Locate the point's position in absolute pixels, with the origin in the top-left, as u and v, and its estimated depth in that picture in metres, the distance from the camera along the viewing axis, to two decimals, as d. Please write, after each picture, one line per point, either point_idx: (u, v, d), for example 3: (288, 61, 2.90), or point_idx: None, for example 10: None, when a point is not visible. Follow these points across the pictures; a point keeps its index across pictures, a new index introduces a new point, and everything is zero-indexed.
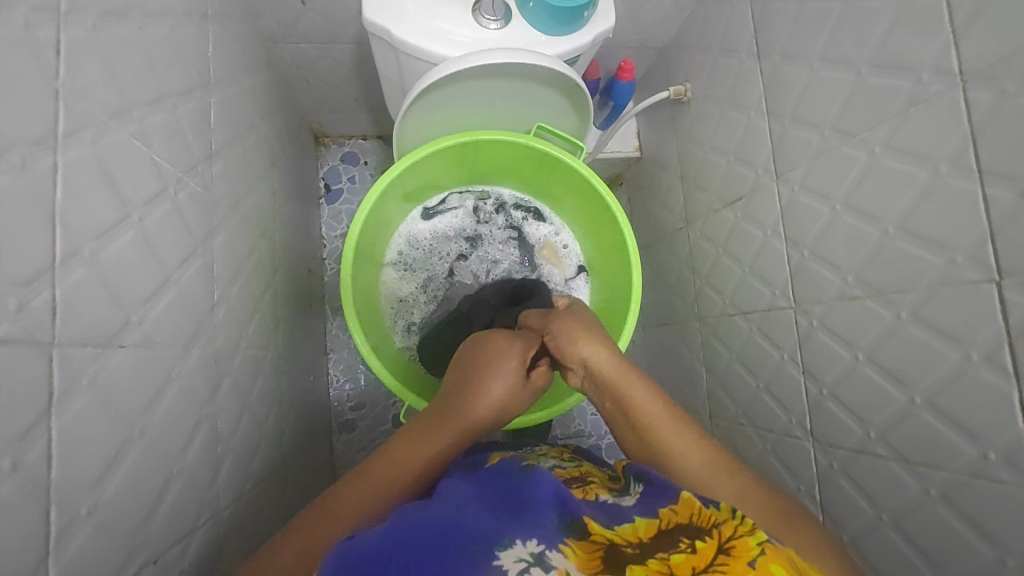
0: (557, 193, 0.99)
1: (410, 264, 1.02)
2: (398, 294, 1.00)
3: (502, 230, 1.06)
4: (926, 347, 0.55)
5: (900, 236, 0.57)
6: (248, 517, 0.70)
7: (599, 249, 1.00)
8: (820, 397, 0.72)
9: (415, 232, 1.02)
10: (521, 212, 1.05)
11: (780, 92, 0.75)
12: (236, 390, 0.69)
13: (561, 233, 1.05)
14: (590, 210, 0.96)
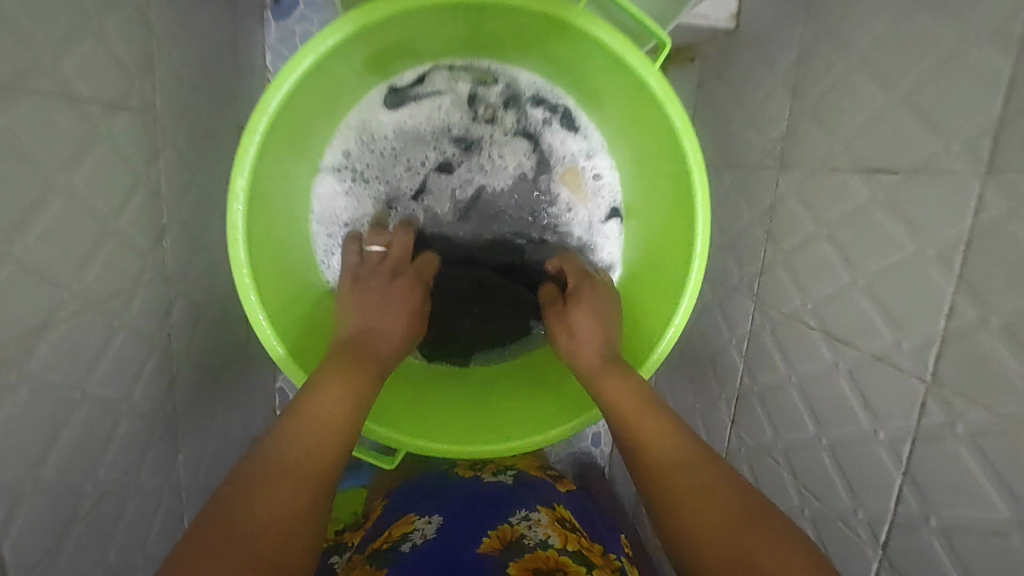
0: (598, 93, 0.75)
1: (359, 166, 0.82)
2: (337, 208, 0.82)
3: (512, 133, 0.84)
4: (969, 478, 0.45)
5: (998, 336, 0.43)
6: (158, 461, 0.65)
7: (640, 186, 0.79)
8: (814, 441, 0.62)
9: (373, 122, 0.81)
10: (542, 110, 0.83)
11: (907, 47, 0.51)
12: (130, 338, 0.58)
13: (595, 155, 0.84)
14: (644, 135, 0.72)
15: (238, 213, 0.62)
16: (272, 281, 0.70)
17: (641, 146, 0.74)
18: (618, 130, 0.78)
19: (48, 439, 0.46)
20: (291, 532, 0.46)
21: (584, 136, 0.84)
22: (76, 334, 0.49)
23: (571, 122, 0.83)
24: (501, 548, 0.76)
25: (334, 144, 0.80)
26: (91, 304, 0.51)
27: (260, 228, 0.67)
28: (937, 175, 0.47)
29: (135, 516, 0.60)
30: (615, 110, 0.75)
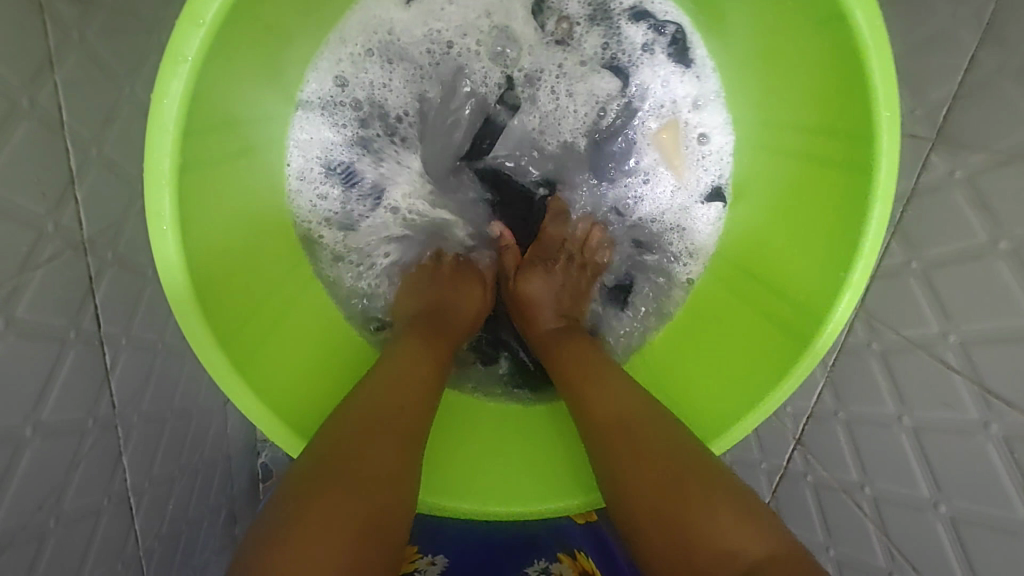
0: (725, 5, 0.55)
1: (366, 88, 0.63)
2: (332, 146, 0.64)
3: (597, 61, 0.63)
4: (994, 480, 0.45)
5: None
6: (164, 391, 0.62)
7: (770, 160, 0.58)
8: (828, 415, 0.59)
9: (391, 28, 0.62)
10: (642, 33, 0.62)
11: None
12: (131, 269, 0.53)
13: (702, 105, 0.62)
14: (802, 86, 0.51)
15: (162, 143, 0.44)
16: (229, 237, 0.53)
17: (785, 96, 0.54)
18: (743, 68, 0.58)
19: (54, 388, 0.42)
20: (394, 487, 0.44)
21: (694, 76, 0.62)
22: (75, 271, 0.44)
23: (682, 53, 0.62)
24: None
25: (328, 59, 0.61)
26: (86, 237, 0.45)
27: (201, 168, 0.49)
28: None
29: (144, 448, 0.59)
30: (750, 40, 0.55)
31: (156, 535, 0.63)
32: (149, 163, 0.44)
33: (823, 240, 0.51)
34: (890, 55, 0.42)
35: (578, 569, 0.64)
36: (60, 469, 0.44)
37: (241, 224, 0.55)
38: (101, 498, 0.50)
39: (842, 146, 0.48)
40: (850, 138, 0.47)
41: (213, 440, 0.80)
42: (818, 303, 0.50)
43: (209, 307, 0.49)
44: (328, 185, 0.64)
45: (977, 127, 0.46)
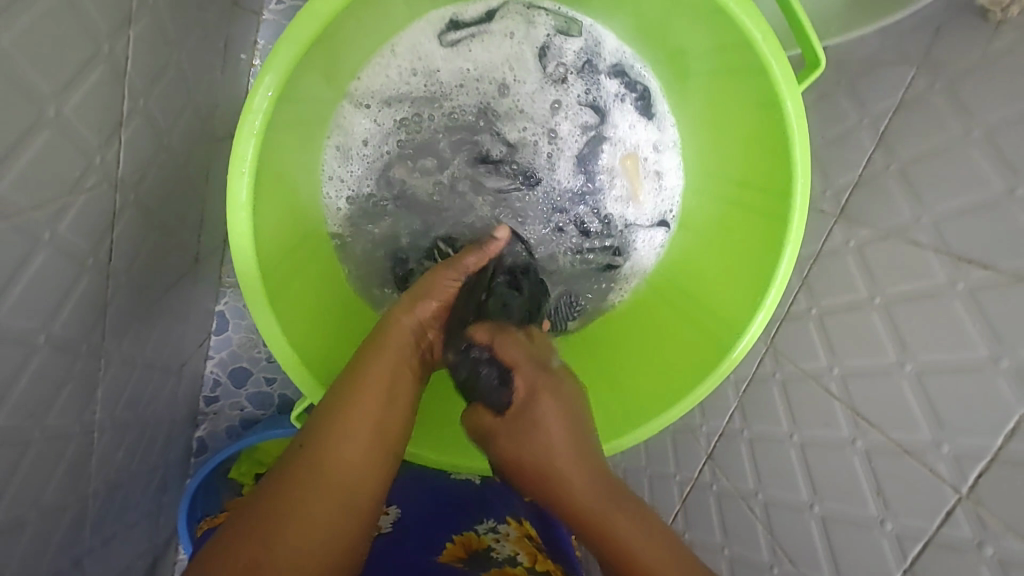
0: (690, 76, 0.60)
1: (405, 101, 0.65)
2: (365, 147, 0.65)
3: (579, 100, 0.68)
4: (855, 485, 0.55)
5: (911, 380, 0.52)
6: (137, 338, 0.64)
7: (703, 199, 0.63)
8: (735, 432, 0.69)
9: (430, 54, 0.64)
10: (619, 86, 0.67)
11: (910, 121, 0.57)
12: (142, 215, 0.57)
13: (663, 152, 0.67)
14: (726, 141, 0.58)
15: (248, 141, 0.48)
16: (282, 226, 0.57)
17: (715, 156, 0.61)
18: (696, 128, 0.63)
19: (67, 305, 0.46)
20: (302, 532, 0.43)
21: (658, 129, 0.67)
22: (107, 204, 0.48)
23: (648, 107, 0.67)
24: (466, 559, 0.64)
25: (372, 69, 0.63)
26: (119, 176, 0.50)
27: (266, 164, 0.52)
28: (904, 239, 0.55)
29: (111, 388, 0.61)
30: (700, 111, 0.61)
31: (102, 478, 0.64)
32: (234, 153, 0.48)
33: (742, 269, 0.55)
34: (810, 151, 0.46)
35: (522, 531, 0.70)
36: (52, 383, 0.47)
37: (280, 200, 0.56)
38: (73, 424, 0.53)
39: (759, 200, 0.53)
40: (756, 191, 0.54)
41: (164, 402, 0.81)
42: (739, 313, 0.54)
43: (274, 298, 0.53)
44: (354, 183, 0.66)
45: (868, 209, 0.59)
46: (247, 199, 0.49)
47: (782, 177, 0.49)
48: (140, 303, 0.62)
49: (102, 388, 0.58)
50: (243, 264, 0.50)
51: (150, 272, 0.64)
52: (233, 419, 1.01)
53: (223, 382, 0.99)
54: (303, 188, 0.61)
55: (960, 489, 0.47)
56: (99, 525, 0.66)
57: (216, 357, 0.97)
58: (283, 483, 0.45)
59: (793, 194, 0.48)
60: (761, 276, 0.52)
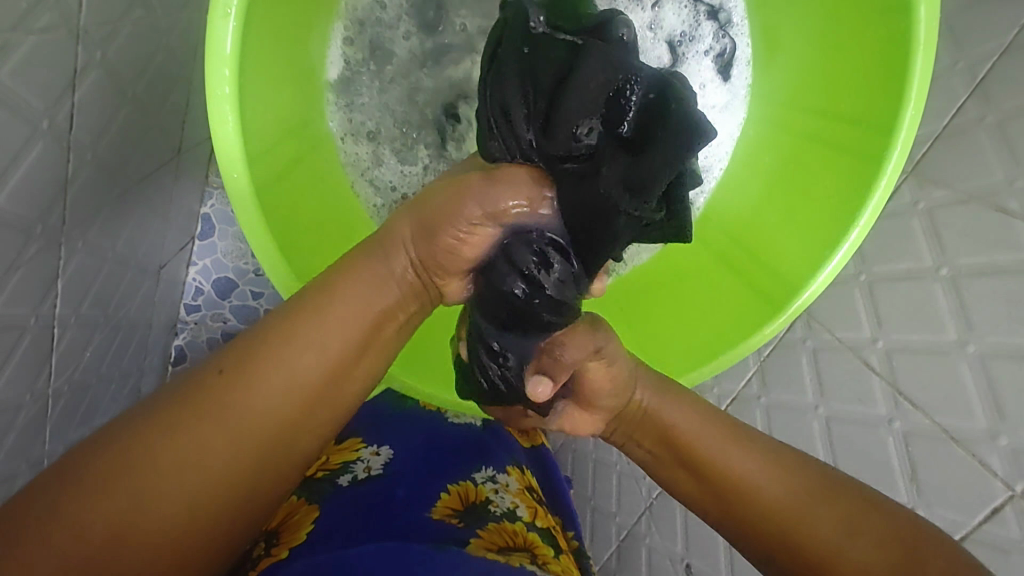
0: (784, 23, 0.52)
1: None
2: (397, 33, 0.56)
3: (665, 28, 0.56)
4: (884, 467, 0.51)
5: (972, 364, 0.47)
6: (107, 228, 0.57)
7: (757, 154, 0.55)
8: (751, 397, 0.62)
9: None
10: (712, 28, 0.56)
11: (1022, 65, 0.48)
12: (113, 82, 0.48)
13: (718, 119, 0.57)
14: (808, 61, 0.50)
15: None
16: (270, 106, 0.48)
17: (779, 72, 0.54)
18: (772, 92, 0.54)
19: (14, 174, 0.39)
20: (229, 452, 0.38)
21: (728, 90, 0.57)
22: (65, 55, 0.40)
23: (726, 66, 0.56)
24: (462, 511, 0.61)
25: None
26: (82, 24, 0.41)
27: (263, 31, 0.45)
28: (989, 206, 0.48)
29: (77, 283, 0.54)
30: (784, 64, 0.53)
31: (67, 379, 0.59)
32: None
33: (811, 210, 0.49)
34: (932, 70, 0.40)
35: (521, 483, 0.68)
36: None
37: (273, 91, 0.48)
38: (26, 315, 0.47)
39: (849, 133, 0.46)
40: (845, 122, 0.47)
41: (139, 305, 0.75)
42: (797, 272, 0.49)
43: (264, 191, 0.46)
44: (361, 92, 0.56)
45: (947, 167, 0.51)
46: (233, 54, 0.42)
47: (890, 103, 0.43)
48: (110, 190, 0.55)
49: (63, 280, 0.51)
50: (224, 139, 0.43)
51: (124, 156, 0.55)
52: (216, 330, 0.96)
53: (206, 290, 0.93)
54: (304, 53, 0.52)
55: (1013, 486, 0.44)
56: (63, 427, 0.62)
57: (199, 264, 0.91)
58: (194, 396, 0.38)
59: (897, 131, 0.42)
60: (832, 232, 0.47)
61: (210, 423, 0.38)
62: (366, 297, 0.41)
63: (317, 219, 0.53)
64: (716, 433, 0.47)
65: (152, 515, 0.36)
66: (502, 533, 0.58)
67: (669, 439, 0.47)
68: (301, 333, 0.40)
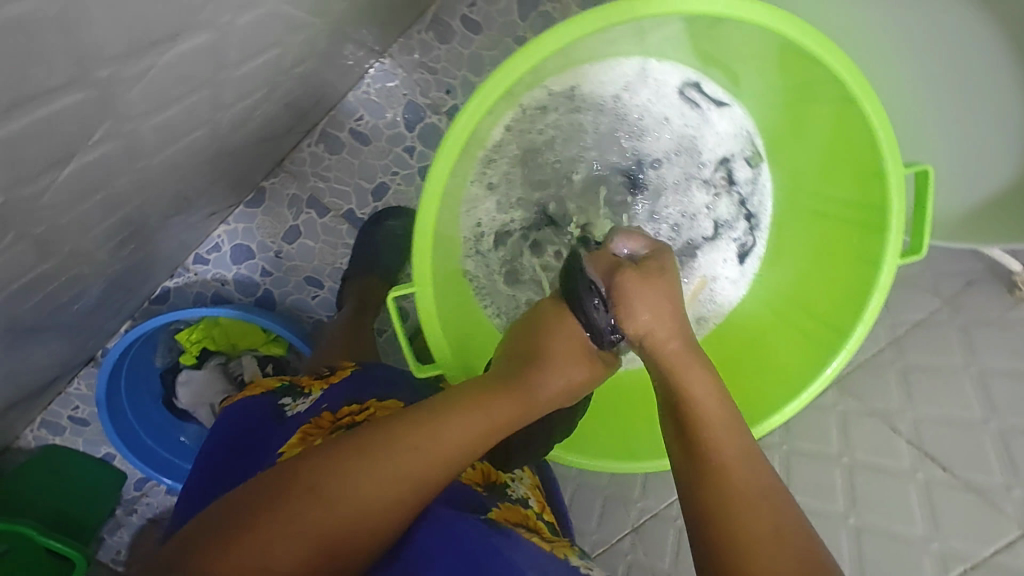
0: (786, 239, 0.62)
1: (588, 110, 0.58)
2: (540, 137, 0.58)
3: (714, 214, 0.63)
4: None
5: (849, 533, 0.63)
6: (210, 158, 0.65)
7: (739, 322, 0.65)
8: (670, 517, 0.74)
9: (650, 86, 0.57)
10: (747, 227, 0.63)
11: (925, 338, 0.67)
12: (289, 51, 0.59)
13: (728, 290, 0.65)
14: (798, 268, 0.61)
15: (495, 89, 0.46)
16: (454, 175, 0.51)
17: (776, 275, 0.63)
18: (771, 289, 0.63)
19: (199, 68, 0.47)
20: (366, 509, 0.40)
21: (740, 270, 0.65)
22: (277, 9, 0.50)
23: (744, 256, 0.64)
24: (485, 489, 0.49)
25: (587, 71, 0.55)
26: None
27: (478, 126, 0.50)
28: (886, 423, 0.66)
29: (161, 186, 0.60)
30: (779, 268, 0.63)
31: (86, 259, 0.60)
32: (484, 84, 0.45)
33: (773, 375, 0.59)
34: (877, 310, 0.51)
35: (533, 479, 0.56)
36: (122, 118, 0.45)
37: (436, 174, 0.46)
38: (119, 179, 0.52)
39: (815, 329, 0.57)
40: (816, 321, 0.57)
41: (174, 234, 0.79)
42: (754, 415, 0.58)
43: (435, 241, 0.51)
44: (493, 174, 0.58)
45: (863, 386, 0.69)
46: (461, 137, 0.47)
47: (850, 318, 0.53)
48: (233, 130, 0.63)
49: (148, 171, 0.56)
50: (432, 192, 0.48)
51: (258, 109, 0.64)
52: (208, 288, 0.99)
53: (222, 250, 0.98)
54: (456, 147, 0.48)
55: None
56: (63, 304, 0.64)
57: (231, 225, 0.97)
58: (328, 453, 0.42)
59: (847, 338, 0.53)
60: (776, 400, 0.57)
61: (330, 497, 0.40)
62: (507, 403, 0.46)
63: (442, 253, 0.54)
64: (743, 467, 0.41)
65: (319, 537, 0.39)
66: (524, 517, 0.49)
67: (677, 413, 0.45)
68: (431, 430, 0.43)
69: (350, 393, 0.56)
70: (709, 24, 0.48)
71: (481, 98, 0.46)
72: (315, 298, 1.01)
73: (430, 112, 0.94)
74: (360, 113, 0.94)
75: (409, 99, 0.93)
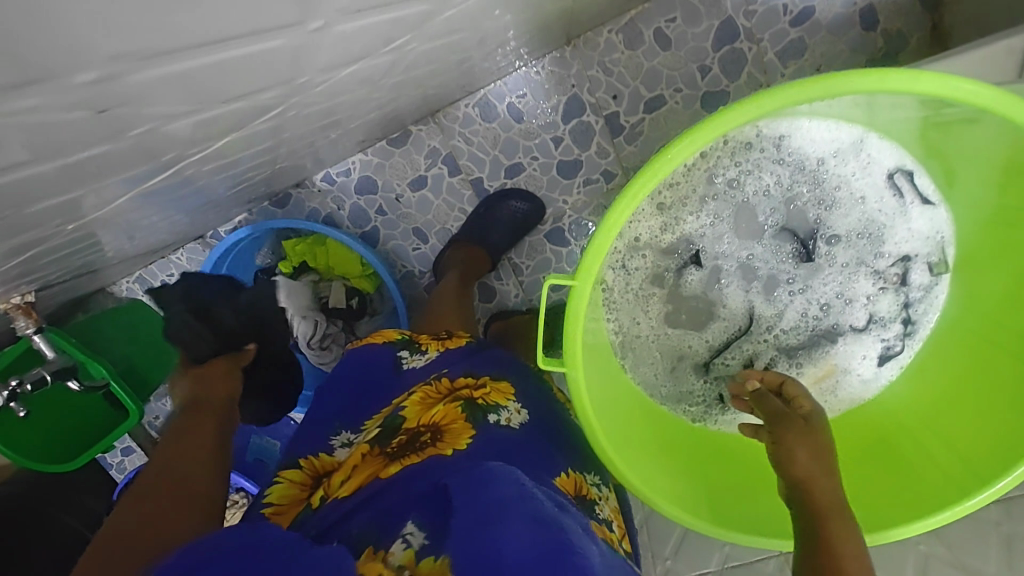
0: (938, 356, 0.59)
1: (788, 163, 0.56)
2: (730, 171, 0.56)
3: (870, 307, 0.61)
4: None
5: None
6: (396, 92, 0.65)
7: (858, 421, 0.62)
8: None
9: (861, 159, 0.55)
10: (900, 330, 0.60)
11: None
12: None
13: (854, 384, 0.62)
14: (944, 389, 0.57)
15: (737, 117, 0.42)
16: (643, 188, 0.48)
17: (914, 389, 0.60)
18: (905, 401, 0.60)
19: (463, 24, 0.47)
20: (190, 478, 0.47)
21: (875, 371, 0.62)
22: None
23: (885, 358, 0.61)
24: (577, 501, 0.48)
25: (807, 125, 0.52)
26: None
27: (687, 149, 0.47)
28: None
29: (351, 108, 0.61)
30: (921, 382, 0.59)
31: (258, 149, 0.61)
32: (729, 108, 0.42)
33: (886, 488, 0.56)
34: None
35: (615, 507, 0.55)
36: (380, 36, 0.45)
37: (641, 183, 0.43)
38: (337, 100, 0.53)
39: (953, 464, 0.53)
40: (953, 454, 0.53)
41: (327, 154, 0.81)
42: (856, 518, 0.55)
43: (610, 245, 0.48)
44: (670, 193, 0.56)
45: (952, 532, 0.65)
46: (680, 156, 0.43)
47: (1003, 467, 0.49)
48: (426, 70, 0.64)
49: (352, 93, 0.56)
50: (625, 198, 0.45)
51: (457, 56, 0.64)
52: (326, 208, 1.01)
53: (351, 177, 1.00)
54: (668, 159, 0.43)
55: None
56: (219, 185, 0.65)
57: (367, 156, 0.99)
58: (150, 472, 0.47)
59: (990, 485, 0.49)
60: (881, 515, 0.54)
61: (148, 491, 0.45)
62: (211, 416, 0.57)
63: None
64: None
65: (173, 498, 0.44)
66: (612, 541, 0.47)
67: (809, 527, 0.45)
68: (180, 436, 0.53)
69: (469, 366, 0.55)
70: (978, 120, 0.44)
71: (714, 123, 0.42)
72: (416, 251, 1.02)
73: (590, 112, 0.94)
74: (524, 91, 0.94)
75: (575, 93, 0.93)
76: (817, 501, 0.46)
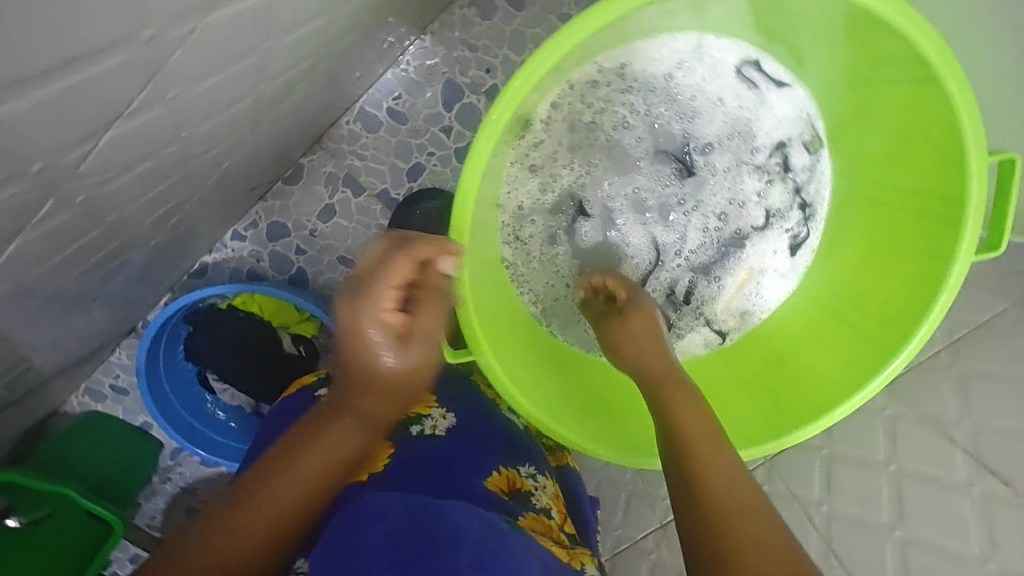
0: (841, 230, 0.59)
1: (637, 87, 0.55)
2: (586, 114, 0.56)
3: (766, 202, 0.60)
4: None
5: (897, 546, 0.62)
6: (252, 136, 0.64)
7: (788, 315, 0.62)
8: None
9: (705, 63, 0.55)
10: (801, 217, 0.60)
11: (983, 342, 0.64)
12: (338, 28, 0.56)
13: (775, 283, 0.62)
14: (853, 259, 0.58)
15: (545, 58, 0.42)
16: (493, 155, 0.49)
17: (828, 268, 0.60)
18: (823, 282, 0.60)
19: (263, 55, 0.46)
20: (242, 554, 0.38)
21: (790, 263, 0.62)
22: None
23: (795, 248, 0.61)
24: (511, 497, 0.48)
25: (639, 45, 0.52)
26: None
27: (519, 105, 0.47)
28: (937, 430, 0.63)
29: (206, 167, 0.59)
30: (833, 260, 0.60)
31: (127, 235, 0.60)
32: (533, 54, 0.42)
33: (824, 370, 0.56)
34: (945, 310, 0.48)
35: (557, 491, 0.55)
36: None
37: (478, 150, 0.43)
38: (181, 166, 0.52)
39: (875, 329, 0.53)
40: (874, 320, 0.54)
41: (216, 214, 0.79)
42: (804, 407, 0.55)
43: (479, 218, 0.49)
44: (536, 152, 0.56)
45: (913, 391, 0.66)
46: (507, 114, 0.44)
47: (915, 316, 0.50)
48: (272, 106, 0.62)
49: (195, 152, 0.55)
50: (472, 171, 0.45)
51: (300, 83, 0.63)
52: (245, 264, 0.98)
53: (259, 227, 0.98)
54: (498, 121, 0.44)
55: None
56: (106, 281, 0.63)
57: (268, 202, 0.97)
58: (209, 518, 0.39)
59: (908, 338, 0.50)
60: (825, 397, 0.54)
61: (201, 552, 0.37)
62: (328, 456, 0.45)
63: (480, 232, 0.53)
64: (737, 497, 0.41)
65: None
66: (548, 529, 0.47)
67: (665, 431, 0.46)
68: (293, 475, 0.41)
69: None
70: None
71: (529, 72, 0.43)
72: None
73: (469, 91, 0.92)
74: (399, 91, 0.93)
75: (448, 78, 0.92)
76: (693, 431, 0.45)
